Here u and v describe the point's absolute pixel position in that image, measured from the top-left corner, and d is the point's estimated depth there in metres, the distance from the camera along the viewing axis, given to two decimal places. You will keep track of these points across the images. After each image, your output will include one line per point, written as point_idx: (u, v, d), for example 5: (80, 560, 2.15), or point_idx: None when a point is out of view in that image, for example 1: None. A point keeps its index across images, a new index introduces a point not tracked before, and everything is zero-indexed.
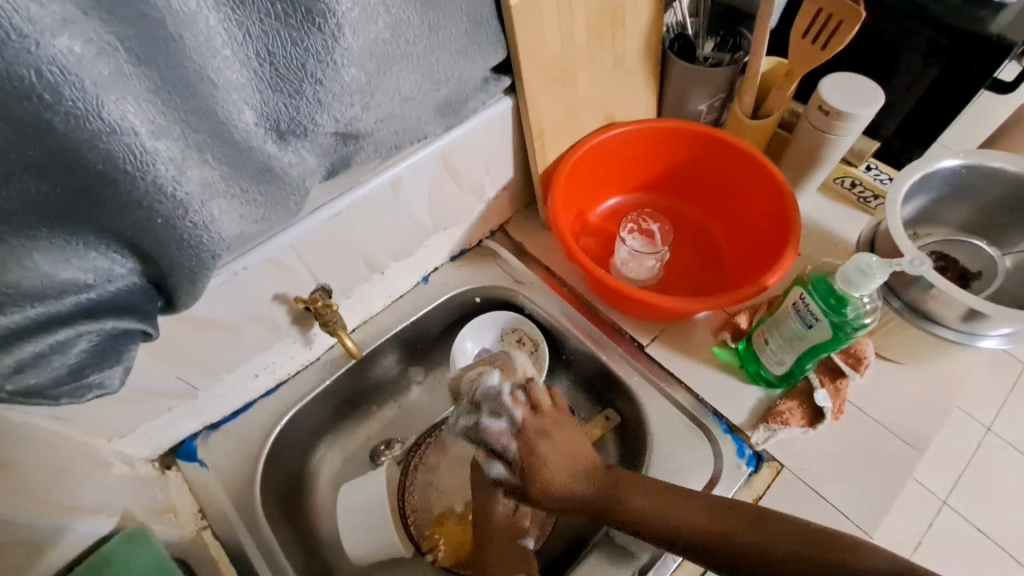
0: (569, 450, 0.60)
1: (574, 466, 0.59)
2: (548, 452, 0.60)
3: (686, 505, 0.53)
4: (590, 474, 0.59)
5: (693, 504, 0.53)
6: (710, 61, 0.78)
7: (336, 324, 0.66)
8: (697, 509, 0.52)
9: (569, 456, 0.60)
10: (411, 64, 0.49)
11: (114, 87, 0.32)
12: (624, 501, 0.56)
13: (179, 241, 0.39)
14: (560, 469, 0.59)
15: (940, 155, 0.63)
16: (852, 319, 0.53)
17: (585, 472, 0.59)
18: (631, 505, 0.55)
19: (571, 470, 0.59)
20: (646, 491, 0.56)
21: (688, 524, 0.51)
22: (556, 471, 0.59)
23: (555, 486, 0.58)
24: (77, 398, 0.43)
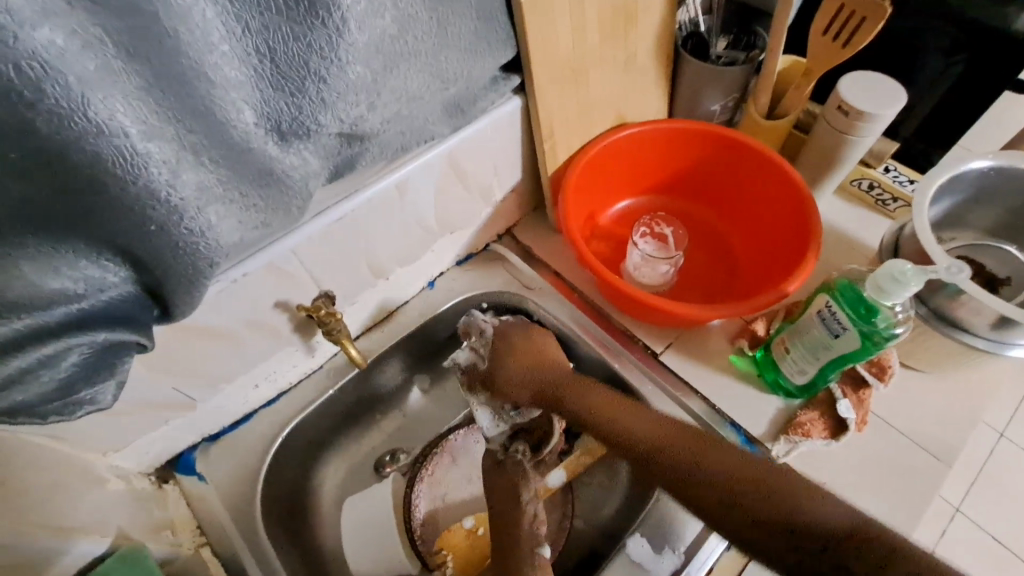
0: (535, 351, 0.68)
1: (536, 366, 0.66)
2: (512, 354, 0.68)
3: (659, 426, 0.59)
4: (550, 367, 0.66)
5: (664, 422, 0.59)
6: (724, 59, 0.76)
7: (340, 332, 0.64)
8: (670, 430, 0.58)
9: (533, 361, 0.67)
10: (418, 61, 0.47)
11: (102, 84, 0.29)
12: (586, 407, 0.62)
13: (174, 249, 0.37)
14: (521, 371, 0.67)
15: (968, 157, 0.60)
16: (883, 328, 0.51)
17: (547, 368, 0.66)
18: (586, 402, 0.62)
19: (533, 366, 0.66)
20: (615, 406, 0.61)
21: (655, 437, 0.58)
22: (518, 372, 0.67)
23: (517, 380, 0.66)
24: (66, 416, 0.41)
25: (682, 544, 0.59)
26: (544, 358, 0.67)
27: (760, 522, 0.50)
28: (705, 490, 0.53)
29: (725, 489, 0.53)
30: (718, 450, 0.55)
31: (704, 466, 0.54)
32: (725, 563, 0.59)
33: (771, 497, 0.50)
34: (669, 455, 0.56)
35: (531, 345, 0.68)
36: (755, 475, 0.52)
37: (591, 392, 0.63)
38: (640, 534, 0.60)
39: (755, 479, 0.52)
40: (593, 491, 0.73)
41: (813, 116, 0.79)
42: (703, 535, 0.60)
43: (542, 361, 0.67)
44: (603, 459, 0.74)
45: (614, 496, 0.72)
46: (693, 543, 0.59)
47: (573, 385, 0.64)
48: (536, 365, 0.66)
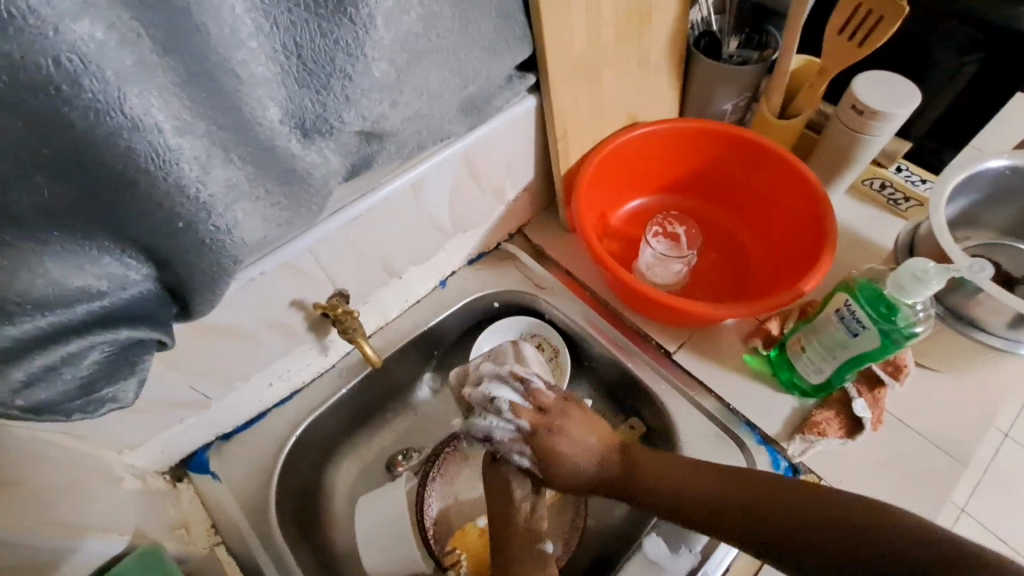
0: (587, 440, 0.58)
1: (591, 453, 0.57)
2: (569, 449, 0.57)
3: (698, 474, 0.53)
4: (606, 454, 0.58)
5: (708, 473, 0.53)
6: (736, 59, 0.75)
7: (356, 331, 0.64)
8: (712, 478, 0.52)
9: (592, 453, 0.57)
10: (440, 59, 0.47)
11: (137, 79, 0.29)
12: (636, 473, 0.56)
13: (201, 246, 0.37)
14: (584, 466, 0.57)
15: (985, 156, 0.60)
16: (903, 327, 0.51)
17: (602, 453, 0.58)
18: (635, 469, 0.56)
19: (589, 458, 0.57)
20: (663, 462, 0.56)
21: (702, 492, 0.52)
22: (578, 465, 0.57)
23: (575, 473, 0.57)
24: (90, 413, 0.41)
25: (699, 543, 0.59)
26: (600, 439, 0.58)
27: (787, 535, 0.45)
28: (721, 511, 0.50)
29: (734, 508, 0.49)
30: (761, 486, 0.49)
31: (751, 506, 0.48)
32: (743, 562, 0.59)
33: (788, 504, 0.46)
34: (682, 490, 0.53)
35: (582, 428, 0.58)
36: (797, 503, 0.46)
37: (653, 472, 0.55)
38: (657, 533, 0.61)
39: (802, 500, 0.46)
40: (606, 491, 0.73)
41: (825, 116, 0.79)
42: (720, 533, 0.59)
43: (593, 444, 0.58)
44: None
45: None
46: (710, 542, 0.59)
47: (629, 466, 0.56)
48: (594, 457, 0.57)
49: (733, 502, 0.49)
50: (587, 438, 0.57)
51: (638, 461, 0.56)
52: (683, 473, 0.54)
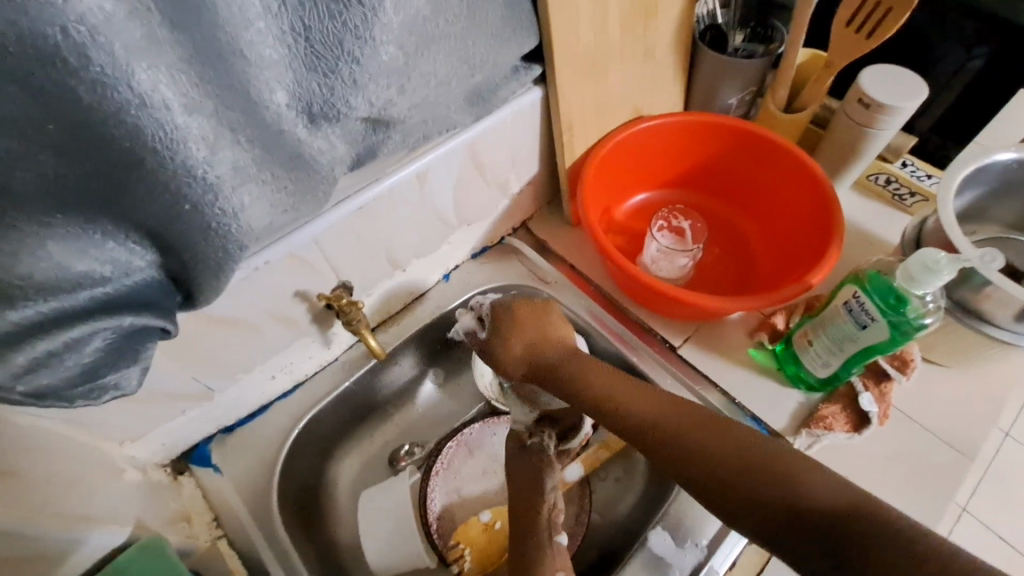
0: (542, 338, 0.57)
1: (535, 343, 0.57)
2: (525, 331, 0.57)
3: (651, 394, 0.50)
4: (546, 345, 0.57)
5: (652, 393, 0.50)
6: (742, 52, 0.75)
7: (360, 322, 0.63)
8: (655, 399, 0.49)
9: (538, 339, 0.57)
10: (448, 45, 0.46)
11: (146, 53, 0.29)
12: (577, 375, 0.54)
13: (207, 231, 0.36)
14: (523, 356, 0.57)
15: (993, 149, 0.60)
16: (913, 318, 0.51)
17: (546, 347, 0.57)
18: (577, 370, 0.54)
19: (537, 343, 0.57)
20: (605, 376, 0.53)
21: (651, 414, 0.48)
22: (518, 356, 0.57)
23: (517, 353, 0.57)
24: (92, 401, 0.40)
25: (704, 537, 0.59)
26: (550, 335, 0.57)
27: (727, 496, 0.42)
28: (677, 453, 0.45)
29: (690, 451, 0.45)
30: (715, 423, 0.45)
31: (693, 435, 0.45)
32: (750, 557, 0.58)
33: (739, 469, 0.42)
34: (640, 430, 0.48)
35: (543, 322, 0.58)
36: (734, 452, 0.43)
37: (596, 370, 0.54)
38: (662, 527, 0.60)
39: (744, 459, 0.42)
40: (610, 486, 0.73)
41: (830, 111, 0.79)
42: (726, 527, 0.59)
43: (546, 333, 0.57)
44: (619, 454, 0.73)
45: (631, 491, 0.71)
46: (715, 536, 0.59)
47: (568, 365, 0.55)
48: (532, 343, 0.57)
49: (665, 428, 0.47)
50: (541, 328, 0.58)
51: (576, 353, 0.57)
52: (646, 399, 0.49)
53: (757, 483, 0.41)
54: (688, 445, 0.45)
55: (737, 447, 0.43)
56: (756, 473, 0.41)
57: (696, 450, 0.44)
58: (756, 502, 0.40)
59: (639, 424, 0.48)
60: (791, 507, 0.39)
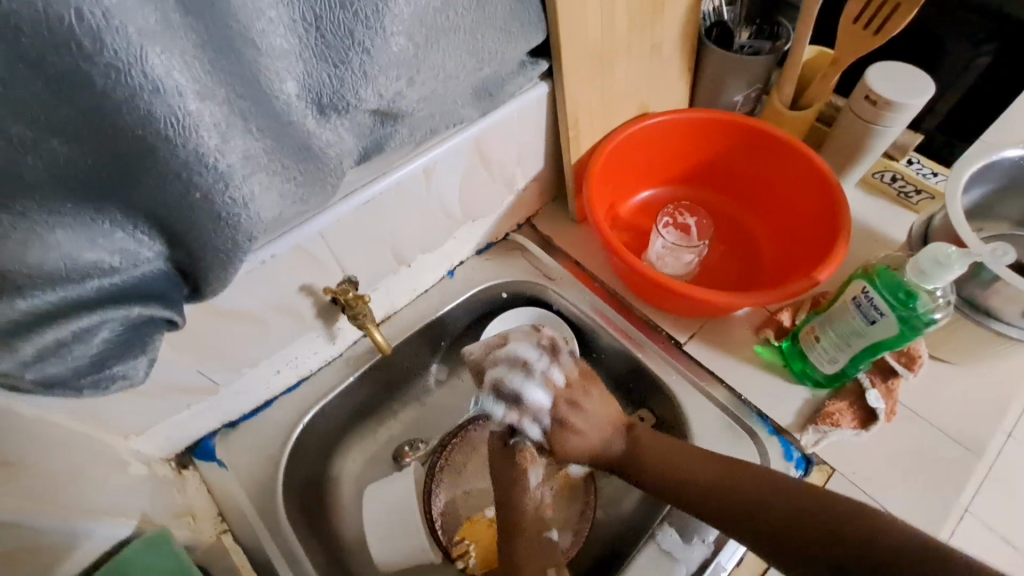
0: (602, 414, 0.63)
1: (604, 426, 0.62)
2: (583, 414, 0.62)
3: (701, 464, 0.56)
4: (613, 433, 0.62)
5: (710, 461, 0.56)
6: (748, 49, 0.74)
7: (366, 317, 0.63)
8: (706, 460, 0.56)
9: (605, 425, 0.62)
10: (457, 38, 0.46)
11: (159, 38, 0.29)
12: (641, 463, 0.60)
13: (215, 220, 0.36)
14: (592, 436, 0.61)
15: (1000, 145, 0.60)
16: (922, 313, 0.51)
17: (613, 429, 0.63)
18: (642, 459, 0.60)
19: (603, 428, 0.62)
20: (662, 447, 0.59)
21: (710, 475, 0.55)
22: (589, 436, 0.61)
23: (580, 445, 0.61)
24: (100, 390, 0.40)
25: (711, 534, 0.59)
26: (611, 416, 0.63)
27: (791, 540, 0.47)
28: (742, 506, 0.52)
29: (738, 508, 0.52)
30: (759, 483, 0.52)
31: (741, 491, 0.52)
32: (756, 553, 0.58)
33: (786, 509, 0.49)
34: (696, 492, 0.55)
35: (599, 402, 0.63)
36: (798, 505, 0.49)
37: (653, 454, 0.59)
38: (668, 524, 0.60)
39: (806, 498, 0.49)
40: (614, 482, 0.73)
41: (836, 109, 0.79)
42: None
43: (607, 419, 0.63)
44: None
45: (636, 488, 0.71)
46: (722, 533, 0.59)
47: (632, 449, 0.61)
48: (602, 426, 0.62)
49: (719, 489, 0.54)
50: (601, 413, 0.62)
51: (640, 435, 0.62)
52: (699, 463, 0.56)
53: (813, 527, 0.47)
54: (750, 499, 0.51)
55: (790, 495, 0.50)
56: (811, 515, 0.47)
57: (760, 506, 0.51)
58: (823, 543, 0.46)
59: (699, 487, 0.55)
60: (859, 548, 0.44)
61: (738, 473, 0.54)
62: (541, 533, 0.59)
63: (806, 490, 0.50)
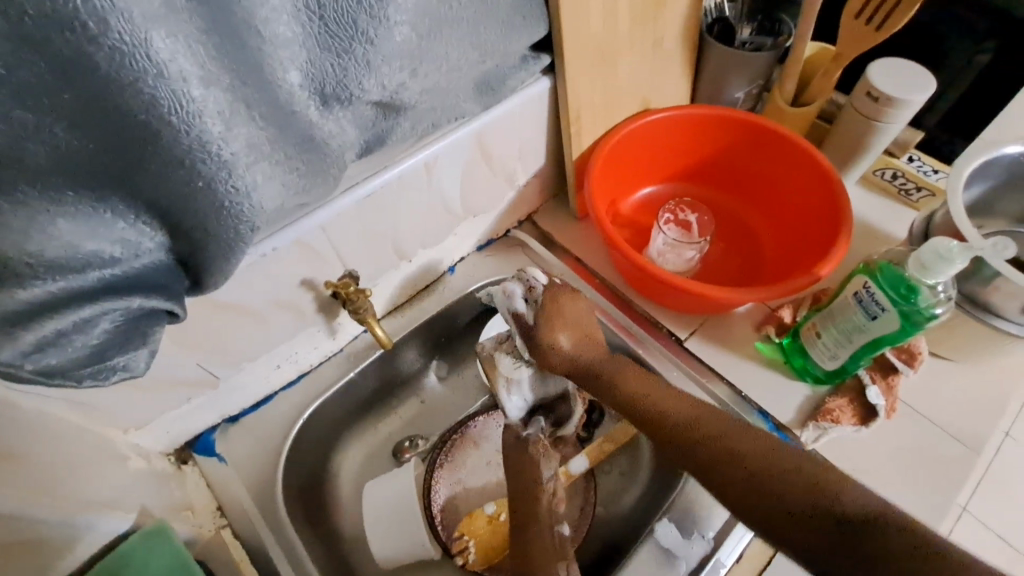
0: (579, 328, 0.58)
1: (580, 336, 0.58)
2: (559, 321, 0.58)
3: (676, 398, 0.52)
4: (591, 348, 0.58)
5: (683, 396, 0.53)
6: (750, 45, 0.75)
7: (366, 311, 0.62)
8: (690, 404, 0.51)
9: (580, 334, 0.58)
10: (460, 30, 0.46)
11: (164, 22, 0.29)
12: (616, 379, 0.55)
13: (218, 210, 0.36)
14: (567, 341, 0.57)
15: (1001, 142, 0.60)
16: (924, 308, 0.51)
17: (594, 343, 0.58)
18: (628, 389, 0.54)
19: (579, 338, 0.58)
20: (644, 383, 0.54)
21: (685, 415, 0.50)
22: (566, 339, 0.57)
23: (562, 351, 0.57)
24: (99, 381, 0.40)
25: (711, 530, 0.59)
26: (586, 327, 0.59)
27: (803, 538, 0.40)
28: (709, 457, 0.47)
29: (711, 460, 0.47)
30: (731, 423, 0.48)
31: (715, 439, 0.47)
32: (756, 550, 0.58)
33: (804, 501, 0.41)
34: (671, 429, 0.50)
35: (574, 311, 0.59)
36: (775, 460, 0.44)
37: (632, 380, 0.55)
38: (669, 519, 0.60)
39: (766, 454, 0.45)
40: (615, 479, 0.73)
41: (837, 107, 0.79)
42: (733, 519, 0.59)
43: (588, 333, 0.58)
44: (624, 449, 0.73)
45: (636, 485, 0.71)
46: (721, 529, 0.59)
47: (610, 373, 0.56)
48: (576, 338, 0.58)
49: (692, 430, 0.49)
50: (578, 317, 0.58)
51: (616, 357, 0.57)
52: (677, 401, 0.52)
53: (784, 483, 0.42)
54: (722, 444, 0.47)
55: (764, 452, 0.45)
56: (782, 468, 0.43)
57: (728, 457, 0.46)
58: (791, 509, 0.41)
59: (675, 428, 0.50)
60: (818, 514, 0.40)
61: (721, 420, 0.49)
62: (553, 525, 0.59)
63: (776, 452, 0.45)
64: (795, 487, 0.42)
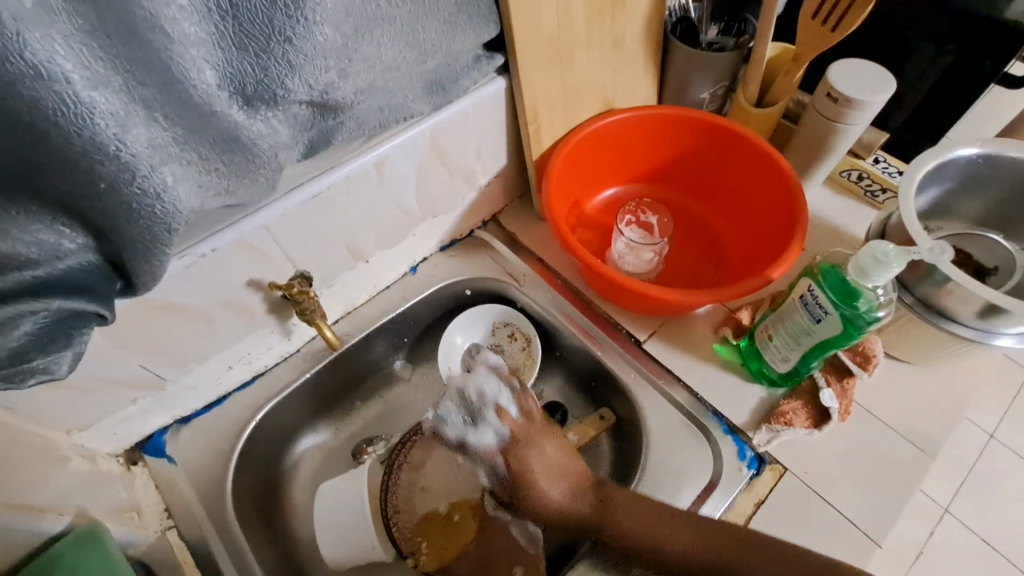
0: (556, 467, 0.59)
1: (567, 478, 0.59)
2: (541, 474, 0.59)
3: (700, 535, 0.53)
4: (582, 489, 0.59)
5: (685, 524, 0.54)
6: (715, 45, 0.74)
7: (314, 312, 0.63)
8: (715, 535, 0.53)
9: (564, 477, 0.59)
10: (393, 29, 0.46)
11: (38, 22, 0.29)
12: (621, 525, 0.56)
13: (127, 211, 0.35)
14: (555, 491, 0.59)
15: (957, 143, 0.60)
16: (865, 312, 0.51)
17: (577, 484, 0.59)
18: (626, 530, 0.55)
19: (562, 481, 0.59)
20: (642, 524, 0.55)
21: (696, 550, 0.53)
22: (552, 488, 0.59)
23: (551, 502, 0.59)
24: (15, 384, 0.39)
25: None
26: (570, 466, 0.60)
27: None
28: None
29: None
30: (739, 540, 0.52)
31: (728, 562, 0.52)
32: None
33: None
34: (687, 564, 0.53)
35: (544, 453, 0.59)
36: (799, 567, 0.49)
37: (656, 532, 0.54)
38: None
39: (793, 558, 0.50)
40: None
41: (803, 106, 0.78)
42: None
43: (564, 472, 0.60)
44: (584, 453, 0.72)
45: None
46: None
47: (607, 514, 0.57)
48: (569, 482, 0.59)
49: (714, 558, 0.52)
50: (552, 459, 0.59)
51: (610, 502, 0.57)
52: (693, 541, 0.53)
53: None
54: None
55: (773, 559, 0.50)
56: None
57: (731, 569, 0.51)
58: None
59: (709, 561, 0.52)
60: None
61: (735, 539, 0.52)
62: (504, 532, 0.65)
63: (791, 553, 0.50)
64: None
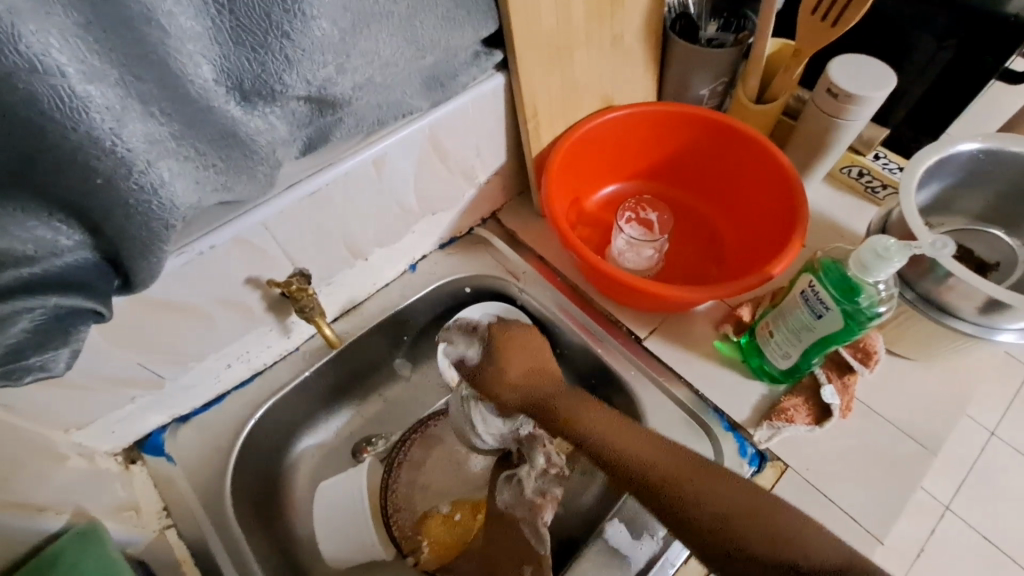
0: (531, 360, 0.65)
1: (536, 372, 0.65)
2: (513, 360, 0.65)
3: (655, 448, 0.53)
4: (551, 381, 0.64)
5: (647, 439, 0.54)
6: (715, 42, 0.74)
7: (313, 310, 0.62)
8: (667, 450, 0.53)
9: (532, 369, 0.65)
10: (391, 24, 0.46)
11: (33, 14, 0.28)
12: (580, 415, 0.59)
13: (125, 208, 0.35)
14: (518, 371, 0.65)
15: (957, 139, 0.60)
16: (866, 307, 0.51)
17: (545, 377, 0.64)
18: (585, 424, 0.58)
19: (533, 370, 0.65)
20: (603, 421, 0.57)
21: (648, 457, 0.53)
22: (517, 369, 0.65)
23: (514, 381, 0.64)
24: (12, 381, 0.39)
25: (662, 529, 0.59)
26: (545, 368, 0.65)
27: (732, 540, 0.46)
28: (697, 508, 0.48)
29: (681, 492, 0.49)
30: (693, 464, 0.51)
31: (672, 475, 0.51)
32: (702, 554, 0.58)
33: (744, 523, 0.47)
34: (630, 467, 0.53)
35: (522, 346, 0.67)
36: (743, 500, 0.48)
37: (607, 424, 0.57)
38: (619, 520, 0.60)
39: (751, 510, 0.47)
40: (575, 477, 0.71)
41: (803, 102, 0.78)
42: None
43: (540, 367, 0.65)
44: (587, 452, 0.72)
45: (596, 481, 0.69)
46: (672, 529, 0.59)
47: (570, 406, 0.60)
48: (536, 372, 0.65)
49: (659, 468, 0.52)
50: (530, 352, 0.66)
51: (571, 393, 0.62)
52: (650, 450, 0.53)
53: (742, 524, 0.47)
54: (687, 496, 0.49)
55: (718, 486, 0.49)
56: (752, 516, 0.47)
57: (674, 478, 0.50)
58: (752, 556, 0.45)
59: (655, 472, 0.51)
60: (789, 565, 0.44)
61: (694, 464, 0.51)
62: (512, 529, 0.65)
63: (746, 486, 0.49)
64: (739, 508, 0.48)
